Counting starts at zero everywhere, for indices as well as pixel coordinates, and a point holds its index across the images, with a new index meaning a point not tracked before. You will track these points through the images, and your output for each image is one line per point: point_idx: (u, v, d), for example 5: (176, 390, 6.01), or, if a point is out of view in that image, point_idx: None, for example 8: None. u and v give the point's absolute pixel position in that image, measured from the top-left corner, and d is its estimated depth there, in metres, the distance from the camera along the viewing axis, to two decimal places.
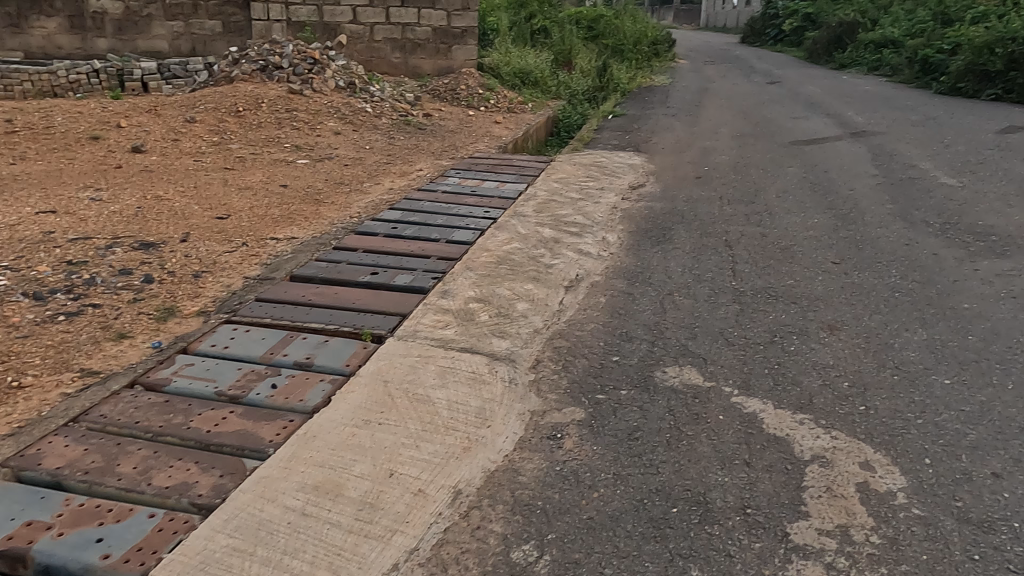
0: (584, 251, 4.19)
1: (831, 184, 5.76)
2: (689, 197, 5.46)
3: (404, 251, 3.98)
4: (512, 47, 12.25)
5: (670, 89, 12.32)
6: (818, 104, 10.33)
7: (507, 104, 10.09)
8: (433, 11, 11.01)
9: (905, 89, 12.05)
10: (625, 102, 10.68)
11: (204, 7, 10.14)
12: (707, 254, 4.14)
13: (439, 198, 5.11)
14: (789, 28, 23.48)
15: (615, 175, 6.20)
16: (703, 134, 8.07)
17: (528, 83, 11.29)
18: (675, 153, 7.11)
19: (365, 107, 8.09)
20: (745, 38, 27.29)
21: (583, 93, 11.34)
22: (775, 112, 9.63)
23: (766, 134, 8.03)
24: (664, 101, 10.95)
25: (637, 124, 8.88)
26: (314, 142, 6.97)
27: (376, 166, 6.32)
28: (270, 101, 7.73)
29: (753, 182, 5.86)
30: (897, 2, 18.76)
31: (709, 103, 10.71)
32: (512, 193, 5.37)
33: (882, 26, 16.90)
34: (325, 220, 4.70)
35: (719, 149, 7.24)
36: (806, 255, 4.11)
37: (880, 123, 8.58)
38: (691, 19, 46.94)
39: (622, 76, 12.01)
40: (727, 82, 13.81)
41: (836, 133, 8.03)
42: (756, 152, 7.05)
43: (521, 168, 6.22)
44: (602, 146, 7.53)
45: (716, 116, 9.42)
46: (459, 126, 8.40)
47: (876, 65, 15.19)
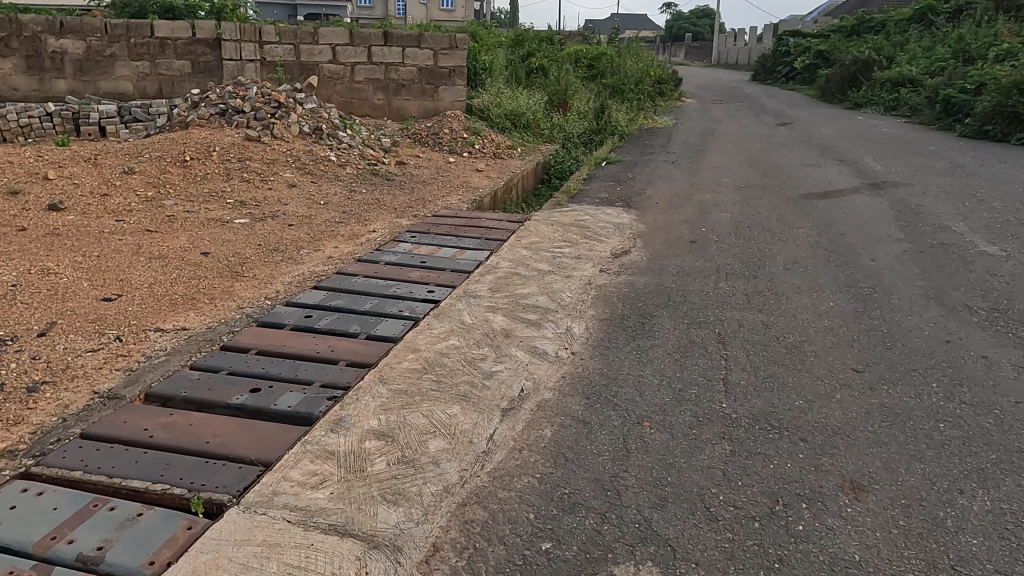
0: (539, 350, 3.34)
1: (847, 251, 4.92)
2: (679, 268, 4.62)
3: (307, 353, 3.14)
4: (504, 88, 11.59)
5: (673, 131, 11.57)
6: (831, 149, 9.53)
7: (494, 149, 9.37)
8: (419, 51, 10.41)
9: (926, 132, 11.24)
10: (622, 147, 9.92)
11: (171, 46, 9.55)
12: (691, 355, 3.29)
13: (379, 273, 4.30)
14: (801, 66, 22.80)
15: (596, 238, 5.39)
16: (703, 185, 7.26)
17: (520, 126, 10.57)
18: (669, 208, 6.29)
19: (329, 154, 7.37)
20: (756, 76, 26.65)
21: (578, 136, 10.61)
22: (785, 158, 8.84)
23: (773, 184, 7.22)
24: (665, 145, 10.20)
25: (631, 172, 8.09)
26: (262, 197, 6.22)
27: (324, 228, 5.54)
28: (222, 149, 7.02)
29: (756, 249, 5.01)
30: (914, 40, 18.03)
31: (713, 147, 9.94)
32: (469, 264, 4.56)
33: (899, 64, 16.16)
34: (233, 303, 3.89)
35: (719, 204, 6.42)
36: (819, 358, 3.24)
37: (901, 172, 7.75)
38: (702, 57, 46.53)
39: (621, 119, 11.27)
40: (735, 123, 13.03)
41: (853, 184, 7.20)
42: (761, 209, 6.22)
43: (489, 229, 5.41)
44: (588, 199, 6.74)
45: (719, 162, 8.64)
46: (434, 176, 7.65)
47: (894, 105, 14.40)
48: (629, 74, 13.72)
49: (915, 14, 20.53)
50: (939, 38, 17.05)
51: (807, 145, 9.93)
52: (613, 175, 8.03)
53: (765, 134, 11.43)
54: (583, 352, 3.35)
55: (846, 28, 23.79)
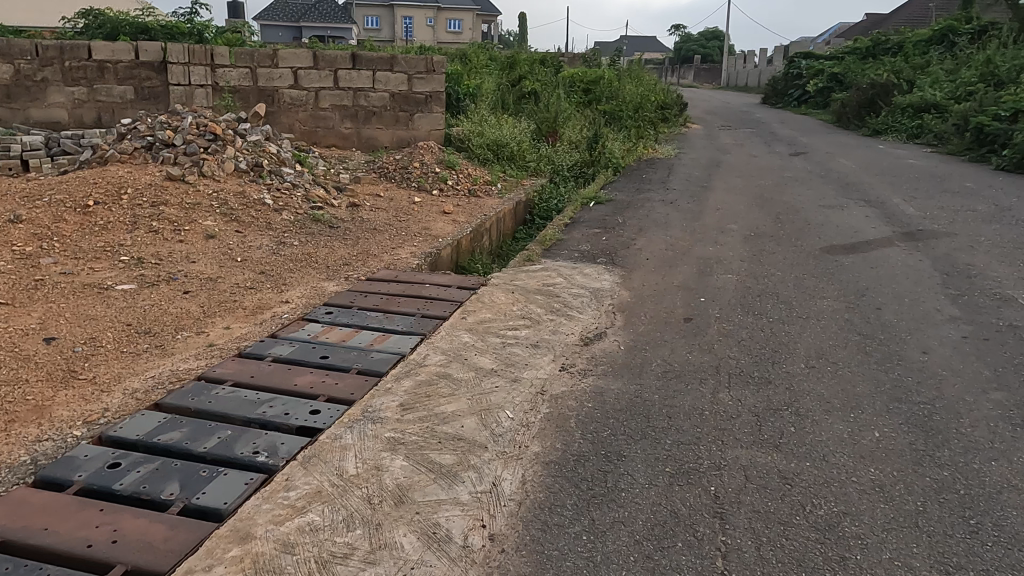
0: (441, 532, 2.20)
1: (889, 337, 3.78)
2: (665, 363, 3.50)
3: (68, 553, 2.02)
4: (489, 115, 10.57)
5: (674, 163, 10.49)
6: (853, 185, 8.41)
7: (469, 185, 8.29)
8: (392, 74, 9.48)
9: (958, 164, 10.10)
10: (615, 183, 8.85)
11: (112, 69, 8.57)
12: (670, 545, 2.15)
13: (256, 376, 3.18)
14: (814, 89, 21.72)
15: (564, 311, 4.27)
16: (704, 233, 6.16)
17: (503, 157, 9.50)
18: (661, 267, 5.17)
19: (264, 196, 6.30)
20: (767, 100, 25.58)
21: (568, 168, 9.54)
22: (801, 197, 7.74)
23: (787, 233, 6.10)
24: (664, 179, 9.11)
25: (621, 215, 6.99)
26: (167, 252, 5.14)
27: (227, 296, 4.45)
28: (136, 191, 5.96)
29: (767, 333, 3.87)
30: (935, 62, 16.93)
31: (718, 182, 8.84)
32: (387, 357, 3.44)
33: (921, 87, 15.07)
34: (35, 430, 2.78)
35: (723, 261, 5.30)
36: (869, 557, 2.09)
37: (938, 217, 6.63)
38: (711, 79, 45.52)
39: (617, 150, 10.19)
40: (744, 152, 11.93)
41: (883, 234, 6.07)
42: (773, 269, 5.09)
43: (428, 300, 4.30)
44: (566, 253, 5.64)
45: (723, 202, 7.55)
46: (391, 220, 6.57)
47: (918, 132, 13.29)
48: (627, 99, 12.65)
49: (935, 35, 19.46)
50: (963, 60, 15.94)
51: (826, 180, 8.82)
52: (600, 218, 6.95)
53: (776, 165, 10.33)
54: (509, 534, 2.22)
55: (861, 50, 22.72)
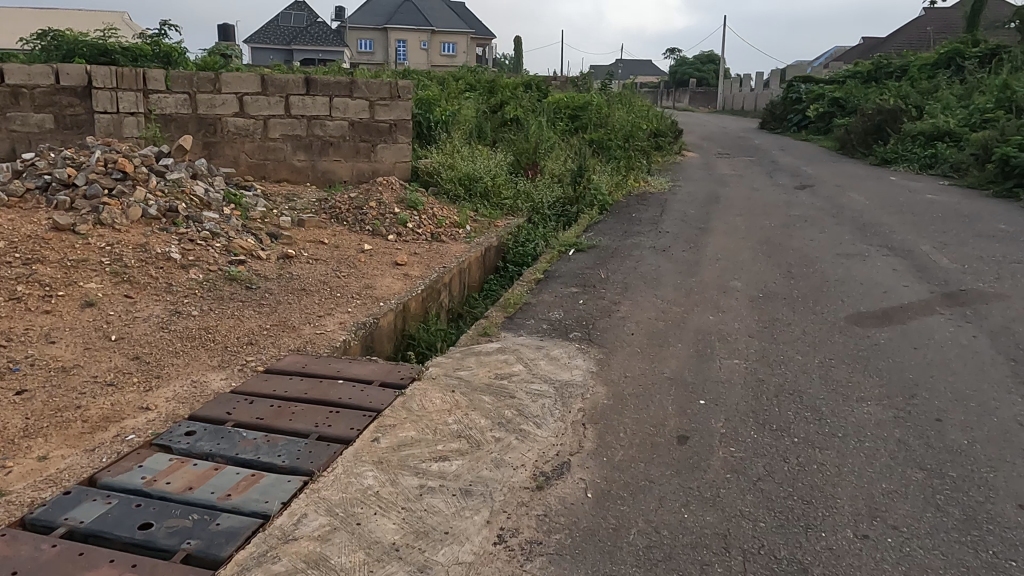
0: None
1: (964, 473, 2.72)
2: (650, 528, 2.42)
3: None
4: (463, 145, 9.56)
5: (668, 198, 9.47)
6: (871, 227, 7.39)
7: (433, 227, 7.24)
8: (351, 101, 8.49)
9: (982, 201, 9.12)
10: (601, 224, 7.82)
11: (28, 95, 7.53)
12: None
13: (20, 573, 2.07)
14: (814, 114, 20.82)
15: (517, 422, 3.18)
16: (702, 295, 5.10)
17: (476, 194, 8.48)
18: (649, 347, 4.09)
19: (172, 248, 5.23)
20: (765, 125, 24.70)
21: (549, 206, 8.52)
22: (813, 243, 6.72)
23: (803, 295, 5.06)
24: (657, 220, 8.09)
25: (605, 268, 5.94)
26: (21, 329, 4.04)
27: (72, 398, 3.35)
28: (8, 244, 4.87)
29: (793, 465, 2.79)
30: (943, 87, 16.06)
31: (717, 223, 7.82)
32: (240, 522, 2.35)
33: (931, 114, 14.17)
34: None
35: (726, 338, 4.24)
36: None
37: (979, 272, 5.60)
38: (707, 102, 44.80)
39: (604, 185, 9.17)
40: (744, 185, 10.92)
41: (918, 296, 5.04)
42: (790, 350, 4.03)
43: (335, 408, 3.20)
44: (533, 323, 4.57)
45: (724, 251, 6.51)
46: (328, 276, 5.50)
47: (931, 162, 12.34)
48: (617, 126, 11.65)
49: (941, 59, 18.60)
50: (974, 85, 15.04)
51: (839, 221, 7.80)
52: (578, 271, 5.89)
53: (781, 201, 9.32)
54: None
55: (862, 74, 21.87)
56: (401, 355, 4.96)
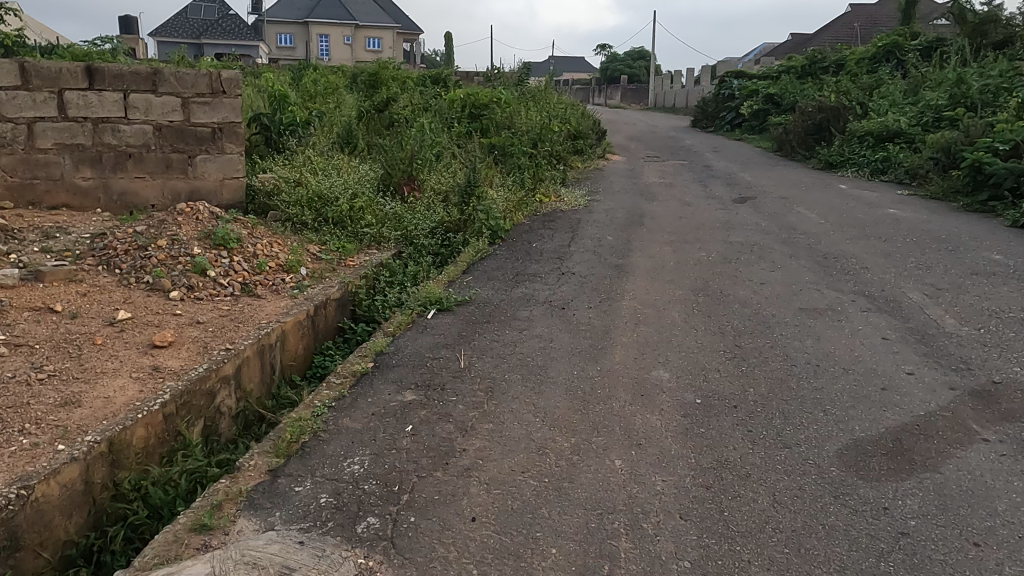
0: None
1: None
2: None
3: None
4: (322, 153, 7.53)
5: (581, 220, 7.64)
6: (836, 264, 5.69)
7: (247, 275, 5.19)
8: (156, 99, 6.36)
9: (957, 217, 7.60)
10: (488, 262, 5.91)
11: None
12: None
13: None
14: (748, 112, 19.44)
15: None
16: (604, 407, 3.22)
17: (327, 221, 6.49)
18: (494, 563, 2.18)
19: None
20: (696, 123, 23.32)
21: (425, 234, 6.58)
22: (764, 292, 4.96)
23: (761, 405, 3.24)
24: (562, 252, 6.23)
25: (470, 345, 4.02)
26: None
27: None
28: None
29: None
30: (886, 82, 14.80)
31: (638, 258, 6.00)
32: None
33: (877, 112, 12.81)
34: None
35: (637, 528, 2.35)
36: None
37: (1005, 343, 3.91)
38: (637, 100, 43.52)
39: (498, 206, 7.28)
40: (674, 198, 9.19)
41: (936, 398, 3.28)
42: (753, 562, 2.17)
43: None
44: (307, 490, 2.60)
45: (646, 307, 4.68)
46: (12, 382, 3.40)
47: (882, 167, 10.90)
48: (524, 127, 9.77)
49: (878, 53, 17.43)
50: (919, 80, 13.78)
51: (793, 252, 6.10)
52: (429, 352, 3.96)
53: (716, 220, 7.61)
54: None
55: (796, 69, 20.64)
56: (102, 528, 2.92)
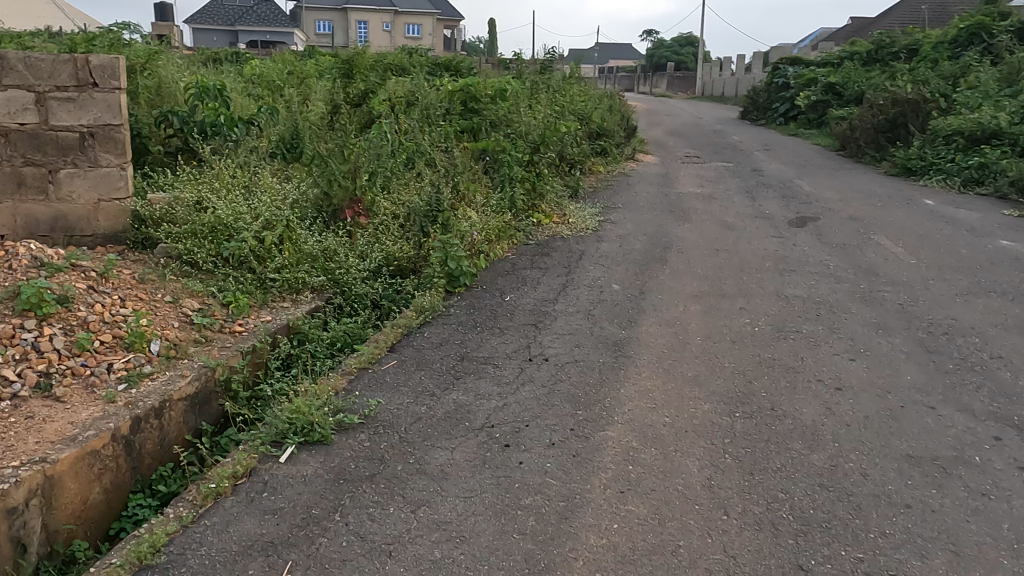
0: None
1: None
2: None
3: None
4: (246, 163, 5.84)
5: (585, 253, 5.80)
6: (949, 347, 3.77)
7: (54, 360, 3.50)
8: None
9: None
10: (431, 330, 4.13)
11: None
12: None
13: None
14: (805, 103, 17.20)
15: None
16: None
17: (228, 263, 4.81)
18: None
19: None
20: (745, 115, 21.09)
21: (361, 282, 4.87)
22: (842, 414, 3.09)
23: None
24: (544, 311, 4.41)
25: (314, 548, 2.25)
26: None
27: None
28: None
29: None
30: (973, 70, 12.54)
31: (651, 326, 4.15)
32: None
33: (967, 106, 10.63)
34: None
35: None
36: None
37: None
38: (683, 88, 41.03)
39: (468, 235, 5.51)
40: (713, 217, 7.27)
41: None
42: None
43: None
44: None
45: (645, 442, 2.85)
46: None
47: (979, 177, 8.79)
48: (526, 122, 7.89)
49: (960, 36, 15.05)
50: (1017, 67, 11.52)
51: (879, 321, 4.18)
52: (236, 566, 2.21)
53: (765, 256, 5.69)
54: None
55: (861, 55, 18.28)
56: None
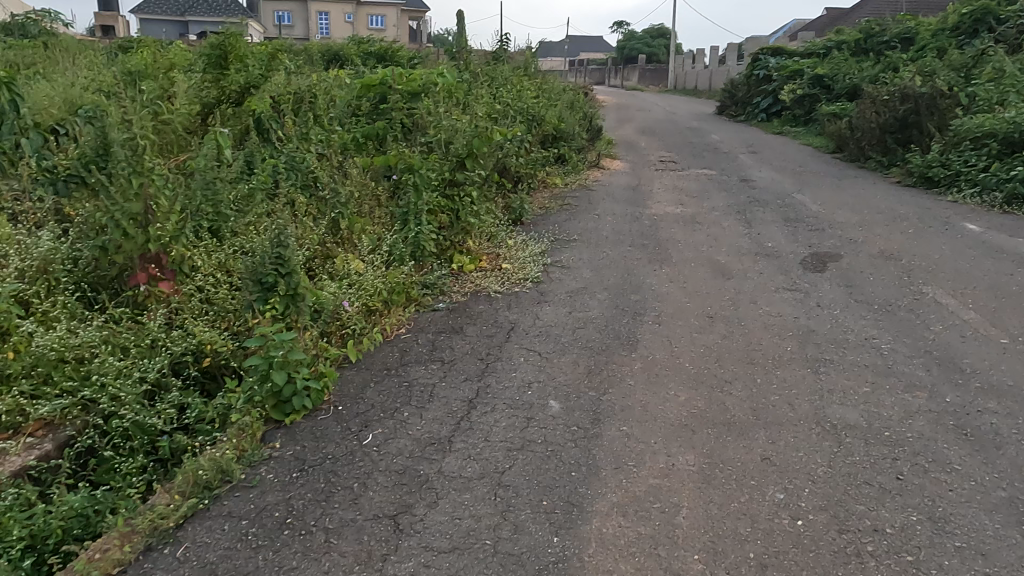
0: None
1: None
2: None
3: None
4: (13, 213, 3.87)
5: (518, 327, 3.90)
6: None
7: None
8: None
9: None
10: (202, 538, 2.22)
11: None
12: None
13: None
14: (790, 98, 15.48)
15: None
16: None
17: None
18: None
19: None
20: (723, 111, 19.34)
21: (133, 408, 2.91)
22: None
23: None
24: (422, 477, 2.51)
25: None
26: None
27: None
28: None
29: None
30: (988, 60, 10.86)
31: (609, 518, 2.27)
32: None
33: (993, 102, 8.91)
34: None
35: None
36: None
37: None
38: (655, 80, 39.30)
39: (330, 307, 3.60)
40: (698, 254, 5.43)
41: None
42: None
43: None
44: None
45: None
46: None
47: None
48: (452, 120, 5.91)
49: (962, 23, 13.38)
50: None
51: (1013, 502, 2.35)
52: None
53: (782, 332, 3.85)
54: None
55: (848, 45, 16.62)
56: None
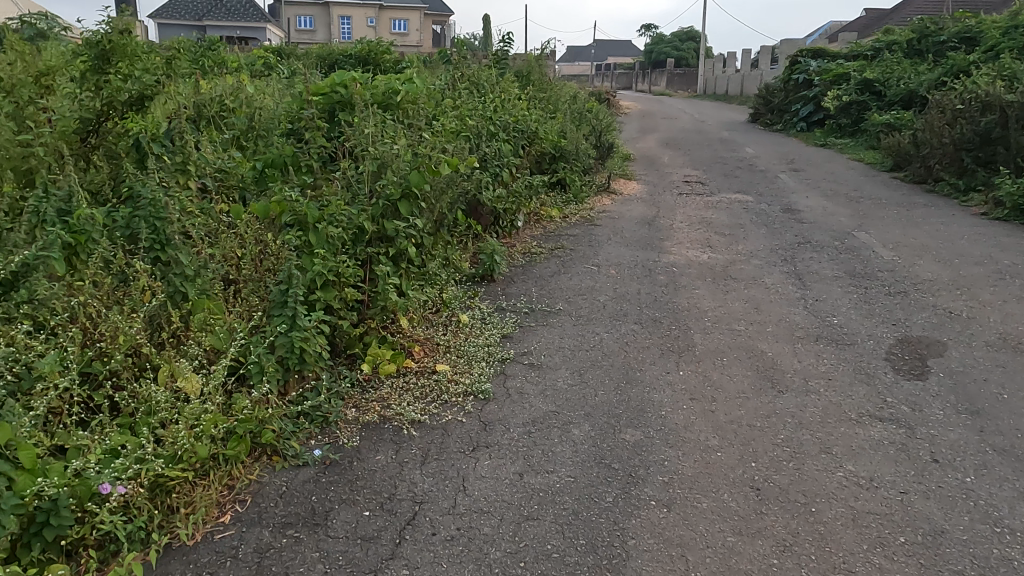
0: None
1: None
2: None
3: None
4: None
5: (424, 517, 2.26)
6: None
7: None
8: None
9: None
10: None
11: None
12: None
13: None
14: (834, 106, 13.70)
15: None
16: None
17: None
18: None
19: None
20: (758, 119, 17.58)
21: None
22: None
23: None
24: None
25: None
26: None
27: None
28: None
29: None
30: None
31: None
32: None
33: None
34: None
35: None
36: None
37: None
38: (683, 85, 37.48)
39: (68, 502, 1.99)
40: (733, 337, 3.77)
41: None
42: None
43: None
44: None
45: None
46: None
47: None
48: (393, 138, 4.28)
49: None
50: None
51: None
52: None
53: (885, 537, 2.17)
54: None
55: (900, 45, 14.74)
56: None
